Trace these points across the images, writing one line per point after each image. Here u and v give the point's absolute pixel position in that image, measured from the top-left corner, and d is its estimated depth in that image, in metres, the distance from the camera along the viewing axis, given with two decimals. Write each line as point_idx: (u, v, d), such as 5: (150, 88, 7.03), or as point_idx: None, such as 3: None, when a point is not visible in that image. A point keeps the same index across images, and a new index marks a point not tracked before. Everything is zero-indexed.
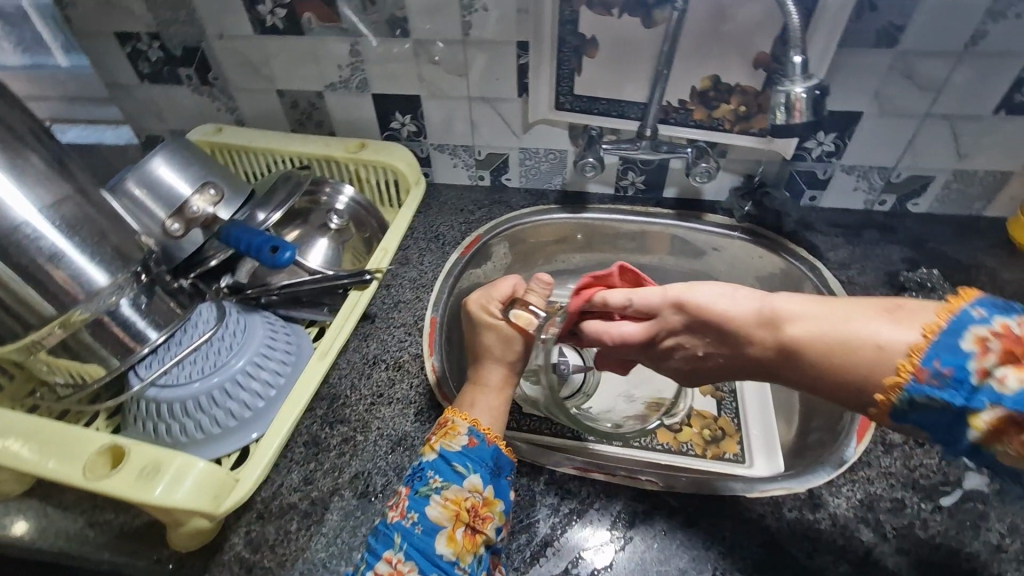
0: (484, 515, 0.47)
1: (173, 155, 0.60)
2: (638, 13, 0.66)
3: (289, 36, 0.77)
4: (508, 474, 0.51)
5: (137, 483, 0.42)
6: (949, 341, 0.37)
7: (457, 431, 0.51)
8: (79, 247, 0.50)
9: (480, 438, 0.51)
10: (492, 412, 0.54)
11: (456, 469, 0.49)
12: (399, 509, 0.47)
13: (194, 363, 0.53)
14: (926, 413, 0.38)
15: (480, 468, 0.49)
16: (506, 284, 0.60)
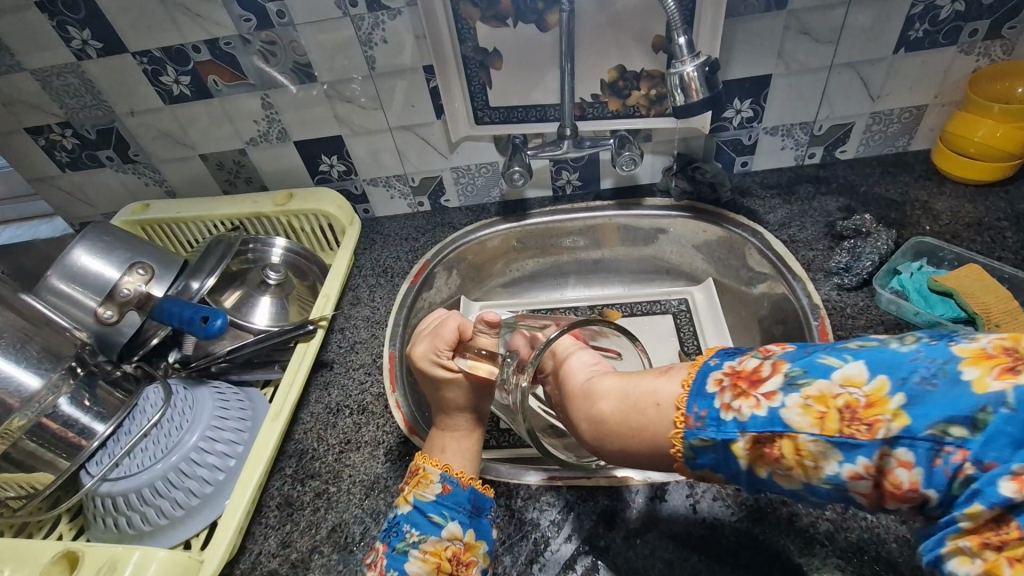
0: (466, 562, 0.47)
1: (94, 242, 0.60)
2: (532, 19, 0.66)
3: (199, 101, 0.76)
4: (486, 512, 0.50)
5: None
6: (698, 386, 0.41)
7: (429, 479, 0.50)
8: (6, 355, 0.50)
9: (454, 483, 0.50)
10: (462, 455, 0.53)
11: (433, 520, 0.48)
12: (378, 568, 0.46)
13: (145, 450, 0.52)
14: (707, 455, 0.40)
15: (457, 515, 0.48)
16: (450, 328, 0.57)
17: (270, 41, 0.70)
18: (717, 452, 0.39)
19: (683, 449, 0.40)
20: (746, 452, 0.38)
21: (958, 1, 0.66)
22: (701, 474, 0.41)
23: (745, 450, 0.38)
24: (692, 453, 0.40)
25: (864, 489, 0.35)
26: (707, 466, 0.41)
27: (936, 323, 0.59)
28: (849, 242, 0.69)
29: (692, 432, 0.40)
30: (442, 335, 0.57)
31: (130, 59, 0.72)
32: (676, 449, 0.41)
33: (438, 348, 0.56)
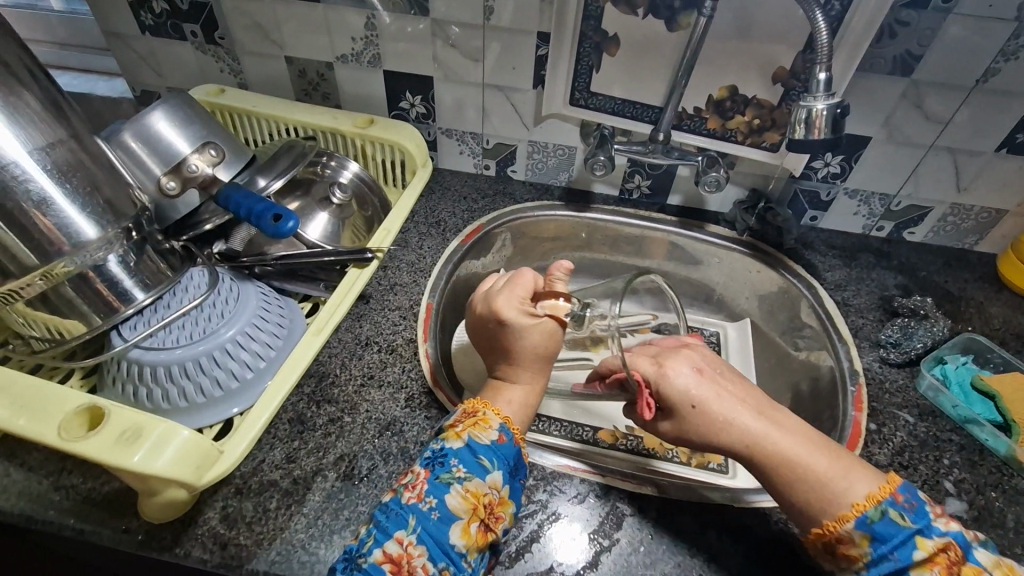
0: (497, 515, 0.47)
1: (173, 110, 0.58)
2: (663, 16, 0.65)
3: (304, 2, 0.74)
4: (521, 477, 0.51)
5: (118, 449, 0.40)
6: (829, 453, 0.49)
7: (488, 424, 0.50)
8: (71, 196, 0.48)
9: (509, 436, 0.50)
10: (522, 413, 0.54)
11: (482, 463, 0.48)
12: (418, 490, 0.46)
13: (182, 329, 0.51)
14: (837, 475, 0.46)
15: (503, 467, 0.48)
16: (527, 281, 0.57)
17: None
18: (898, 536, 0.43)
19: (858, 517, 0.44)
20: (925, 554, 0.42)
21: None
22: (844, 548, 0.44)
23: (930, 550, 0.42)
24: (869, 526, 0.44)
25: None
26: (865, 543, 0.44)
27: (971, 420, 0.59)
28: (902, 321, 0.69)
29: (868, 519, 0.44)
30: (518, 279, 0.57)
31: None
32: (837, 525, 0.44)
33: (518, 289, 0.56)
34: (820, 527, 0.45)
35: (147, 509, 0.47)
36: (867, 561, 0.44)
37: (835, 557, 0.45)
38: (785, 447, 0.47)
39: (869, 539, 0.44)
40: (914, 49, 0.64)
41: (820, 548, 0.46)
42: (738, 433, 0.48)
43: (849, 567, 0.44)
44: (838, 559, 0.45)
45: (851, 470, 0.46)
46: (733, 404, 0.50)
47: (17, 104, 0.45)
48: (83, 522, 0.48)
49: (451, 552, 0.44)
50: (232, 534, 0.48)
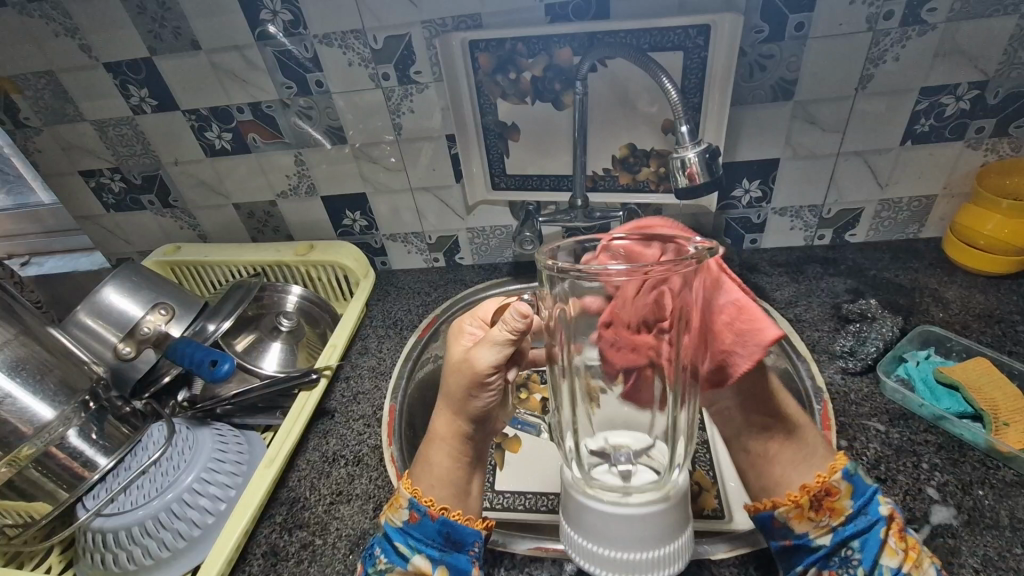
0: None
1: (122, 282, 0.64)
2: (548, 99, 0.71)
3: (237, 154, 0.82)
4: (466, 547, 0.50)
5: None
6: (861, 481, 0.47)
7: (399, 504, 0.51)
8: (25, 385, 0.52)
9: (422, 514, 0.50)
10: (436, 484, 0.52)
11: (399, 550, 0.50)
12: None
13: (140, 488, 0.53)
14: (859, 485, 0.47)
15: (423, 548, 0.49)
16: (488, 306, 0.58)
17: (307, 105, 0.76)
18: (868, 494, 0.47)
19: (842, 471, 0.47)
20: (886, 511, 0.46)
21: (963, 100, 0.68)
22: (830, 503, 0.47)
23: (889, 511, 0.46)
24: (850, 478, 0.47)
25: None
26: (847, 496, 0.47)
27: (942, 417, 0.57)
28: (855, 326, 0.69)
29: (850, 472, 0.47)
30: (483, 315, 0.57)
31: (180, 116, 0.79)
32: (828, 478, 0.47)
33: (473, 323, 0.57)
34: (811, 482, 0.47)
35: None
36: (847, 515, 0.46)
37: (811, 519, 0.47)
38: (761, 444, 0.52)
39: (851, 492, 0.47)
40: (787, 75, 0.68)
41: (798, 510, 0.47)
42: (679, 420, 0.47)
43: (827, 522, 0.47)
44: (816, 517, 0.47)
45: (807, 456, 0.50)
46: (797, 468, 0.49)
47: None
48: None
49: None
50: None
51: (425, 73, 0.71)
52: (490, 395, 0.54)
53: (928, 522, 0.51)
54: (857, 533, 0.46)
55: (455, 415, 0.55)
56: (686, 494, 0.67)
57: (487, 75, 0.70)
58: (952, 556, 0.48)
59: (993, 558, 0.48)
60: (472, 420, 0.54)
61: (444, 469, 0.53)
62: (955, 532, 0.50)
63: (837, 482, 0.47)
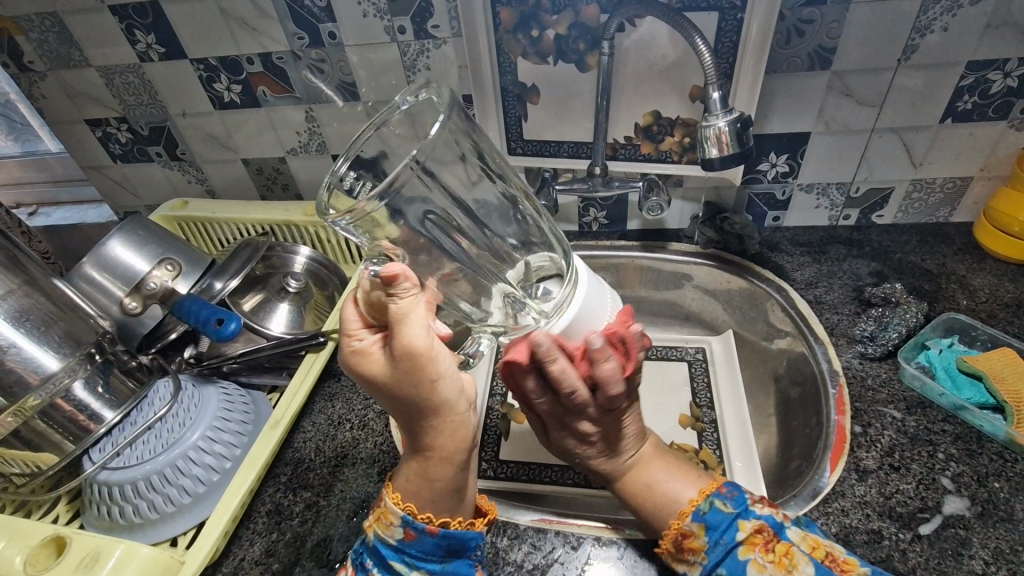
0: None
1: (129, 235, 0.63)
2: (572, 59, 0.67)
3: (247, 108, 0.80)
4: (468, 551, 0.48)
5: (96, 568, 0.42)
6: (713, 514, 0.47)
7: (389, 520, 0.47)
8: (30, 336, 0.51)
9: (419, 532, 0.46)
10: (444, 482, 0.48)
11: (394, 567, 0.46)
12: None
13: (146, 444, 0.53)
14: (715, 514, 0.47)
15: (423, 563, 0.47)
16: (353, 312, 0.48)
17: (319, 58, 0.73)
18: (724, 524, 0.46)
19: (694, 513, 0.48)
20: (747, 532, 0.45)
21: (1011, 77, 0.64)
22: (689, 541, 0.47)
23: (749, 531, 0.45)
24: (702, 518, 0.47)
25: None
26: (701, 534, 0.47)
27: (961, 407, 0.56)
28: (877, 311, 0.66)
29: (702, 512, 0.48)
30: (350, 328, 0.47)
31: (188, 65, 0.76)
32: (679, 522, 0.48)
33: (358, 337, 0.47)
34: (671, 524, 0.48)
35: None
36: (705, 553, 0.46)
37: (681, 558, 0.47)
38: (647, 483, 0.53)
39: (705, 529, 0.47)
40: (827, 43, 0.64)
41: (669, 553, 0.48)
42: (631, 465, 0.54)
43: (695, 559, 0.46)
44: (683, 556, 0.47)
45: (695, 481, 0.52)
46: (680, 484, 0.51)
47: None
48: None
49: None
50: None
51: (443, 27, 0.67)
52: (452, 373, 0.47)
53: (940, 512, 0.50)
54: (718, 564, 0.45)
55: (438, 416, 0.47)
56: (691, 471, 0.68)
57: (507, 32, 0.67)
58: (963, 547, 0.47)
59: (1005, 551, 0.47)
60: (454, 410, 0.48)
61: (450, 470, 0.48)
62: (967, 523, 0.49)
63: (688, 522, 0.48)
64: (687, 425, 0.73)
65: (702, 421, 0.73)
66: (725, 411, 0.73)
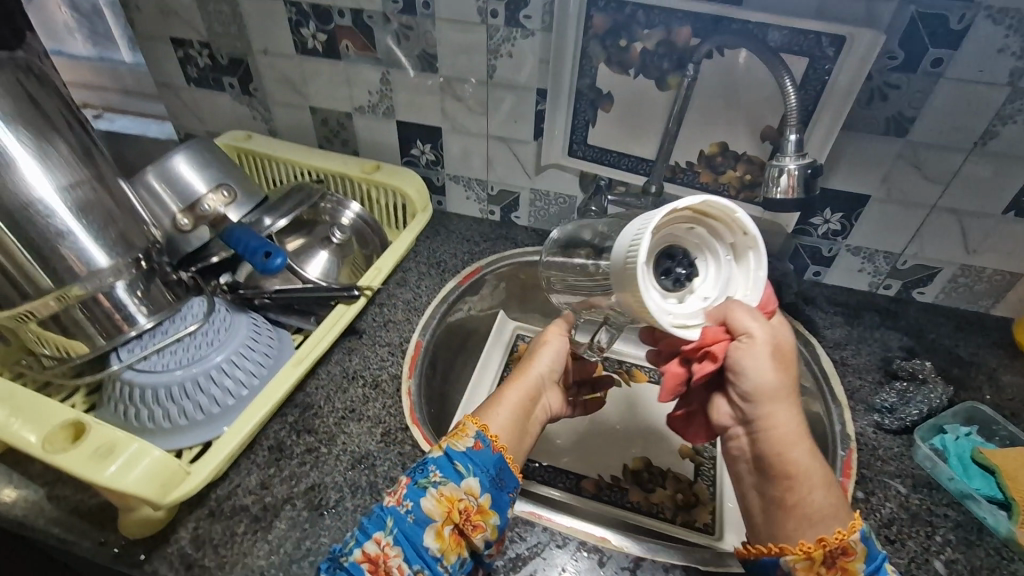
0: (475, 523, 0.48)
1: (193, 155, 0.64)
2: (653, 76, 0.68)
3: (326, 59, 0.81)
4: (510, 488, 0.51)
5: (109, 463, 0.42)
6: (871, 544, 0.43)
7: (465, 433, 0.52)
8: (86, 228, 0.53)
9: (487, 444, 0.51)
10: (505, 425, 0.54)
11: (457, 468, 0.49)
12: (397, 495, 0.48)
13: (173, 354, 0.54)
14: (870, 546, 0.43)
15: (479, 472, 0.50)
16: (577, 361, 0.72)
17: (407, 25, 0.74)
18: (876, 558, 0.43)
19: (859, 530, 0.43)
20: None
21: None
22: (844, 563, 0.42)
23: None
24: (866, 541, 0.43)
25: None
26: (863, 558, 0.43)
27: (969, 496, 0.55)
28: (901, 384, 0.66)
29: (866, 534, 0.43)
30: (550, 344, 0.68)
31: (281, 6, 0.78)
32: (848, 536, 0.42)
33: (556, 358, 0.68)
34: (830, 534, 0.42)
35: (127, 527, 0.51)
36: None
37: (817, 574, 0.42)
38: (792, 458, 0.45)
39: (866, 555, 0.43)
40: (907, 111, 0.64)
41: (809, 563, 0.43)
42: (778, 456, 0.45)
43: None
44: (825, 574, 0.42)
45: (830, 489, 0.44)
46: (831, 497, 0.44)
47: (49, 150, 0.51)
48: (66, 531, 0.52)
49: (426, 555, 0.46)
50: (198, 555, 0.51)
51: (533, 19, 0.68)
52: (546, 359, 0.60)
53: None
54: None
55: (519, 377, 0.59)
56: (682, 502, 0.71)
57: (595, 37, 0.67)
58: None
59: None
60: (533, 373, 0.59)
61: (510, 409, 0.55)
62: None
63: (856, 541, 0.43)
64: (686, 455, 0.75)
65: (702, 455, 0.75)
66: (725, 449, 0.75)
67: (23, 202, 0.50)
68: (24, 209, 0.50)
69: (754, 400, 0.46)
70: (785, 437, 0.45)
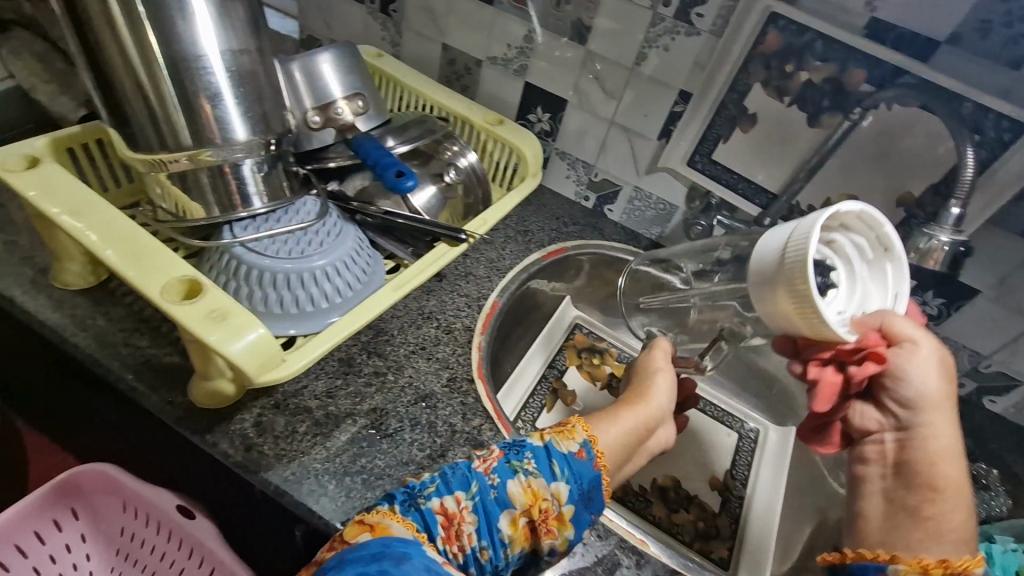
0: (549, 528, 0.45)
1: (338, 55, 0.64)
2: (807, 110, 0.66)
3: (478, 1, 0.80)
4: (593, 508, 0.49)
5: (220, 328, 0.43)
6: None
7: (571, 436, 0.49)
8: (236, 98, 0.52)
9: (589, 456, 0.49)
10: (612, 442, 0.52)
11: (553, 468, 0.47)
12: (489, 462, 0.46)
13: (284, 243, 0.55)
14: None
15: (572, 482, 0.47)
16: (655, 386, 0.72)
17: None
18: None
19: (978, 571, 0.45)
20: None
21: None
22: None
23: None
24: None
25: None
26: None
27: None
28: None
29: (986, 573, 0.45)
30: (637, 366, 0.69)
31: None
32: (970, 569, 0.44)
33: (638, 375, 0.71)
34: (954, 559, 0.45)
35: (195, 394, 0.52)
36: None
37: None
38: (938, 470, 0.49)
39: None
40: None
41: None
42: (926, 475, 0.49)
43: None
44: None
45: (963, 503, 0.48)
46: (960, 507, 0.48)
47: (229, 10, 0.50)
48: (140, 382, 0.53)
49: (495, 534, 0.44)
50: (259, 440, 0.51)
51: (705, 19, 0.66)
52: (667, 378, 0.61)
53: None
54: None
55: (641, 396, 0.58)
56: (703, 530, 0.70)
57: (763, 54, 0.66)
58: None
59: None
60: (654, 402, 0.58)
61: (624, 429, 0.53)
62: None
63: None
64: (714, 487, 0.76)
65: (730, 491, 0.76)
66: (757, 494, 0.75)
67: (191, 56, 0.49)
68: (189, 63, 0.49)
69: (917, 407, 0.49)
70: (941, 448, 0.49)
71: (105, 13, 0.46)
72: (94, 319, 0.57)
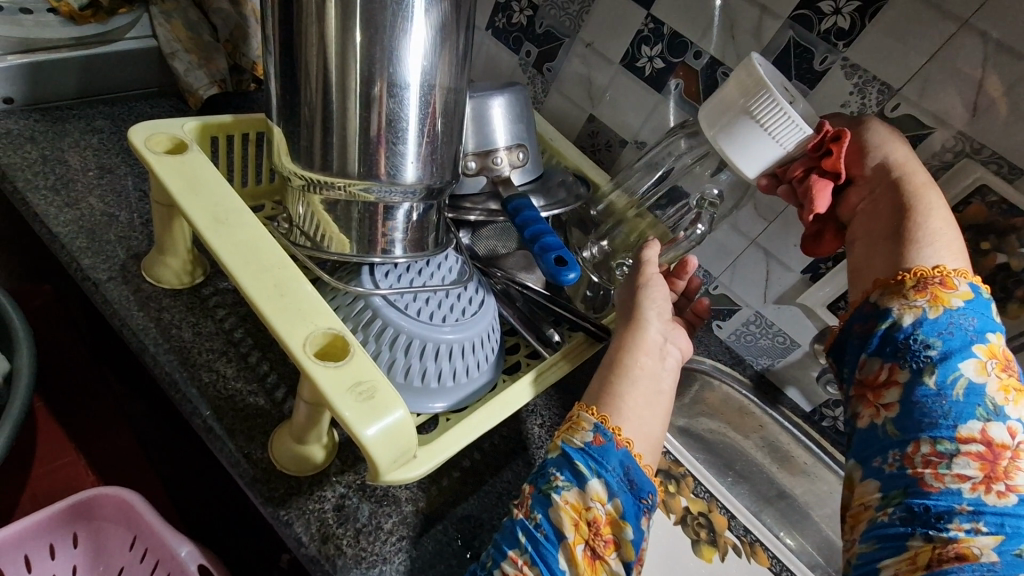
0: (605, 538, 0.39)
1: (511, 101, 0.59)
2: None
3: (645, 85, 0.67)
4: (645, 491, 0.42)
5: (364, 408, 0.35)
6: (979, 305, 0.42)
7: (582, 426, 0.44)
8: (420, 140, 0.45)
9: (609, 438, 0.43)
10: (631, 414, 0.45)
11: (578, 469, 0.41)
12: (523, 506, 0.41)
13: (424, 304, 0.48)
14: (972, 306, 0.42)
15: (604, 474, 0.41)
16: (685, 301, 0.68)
17: None
18: (980, 311, 0.42)
19: (970, 281, 0.43)
20: (994, 341, 0.41)
21: None
22: (936, 288, 0.42)
23: (993, 349, 0.41)
24: (970, 290, 0.42)
25: (994, 436, 0.37)
26: (959, 294, 0.42)
27: None
28: None
29: (977, 286, 0.43)
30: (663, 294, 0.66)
31: (640, 15, 0.64)
32: (949, 271, 0.43)
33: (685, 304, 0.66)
34: (927, 266, 0.43)
35: (278, 453, 0.44)
36: (948, 306, 0.41)
37: (904, 296, 0.43)
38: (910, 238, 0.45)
39: (965, 295, 0.42)
40: None
41: (896, 286, 0.44)
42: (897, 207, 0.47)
43: (923, 304, 0.42)
44: (913, 296, 0.43)
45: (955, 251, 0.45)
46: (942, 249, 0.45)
47: (448, 43, 0.44)
48: (218, 421, 0.45)
49: None
50: (338, 530, 0.43)
51: None
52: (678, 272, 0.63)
53: None
54: (945, 331, 0.41)
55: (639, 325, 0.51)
56: None
57: None
58: None
59: None
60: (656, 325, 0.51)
61: (630, 391, 0.46)
62: None
63: (959, 281, 0.42)
64: None
65: None
66: None
67: (391, 85, 0.43)
68: (390, 93, 0.43)
69: (891, 165, 0.48)
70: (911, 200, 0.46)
71: (319, 15, 0.40)
72: (180, 329, 0.49)
